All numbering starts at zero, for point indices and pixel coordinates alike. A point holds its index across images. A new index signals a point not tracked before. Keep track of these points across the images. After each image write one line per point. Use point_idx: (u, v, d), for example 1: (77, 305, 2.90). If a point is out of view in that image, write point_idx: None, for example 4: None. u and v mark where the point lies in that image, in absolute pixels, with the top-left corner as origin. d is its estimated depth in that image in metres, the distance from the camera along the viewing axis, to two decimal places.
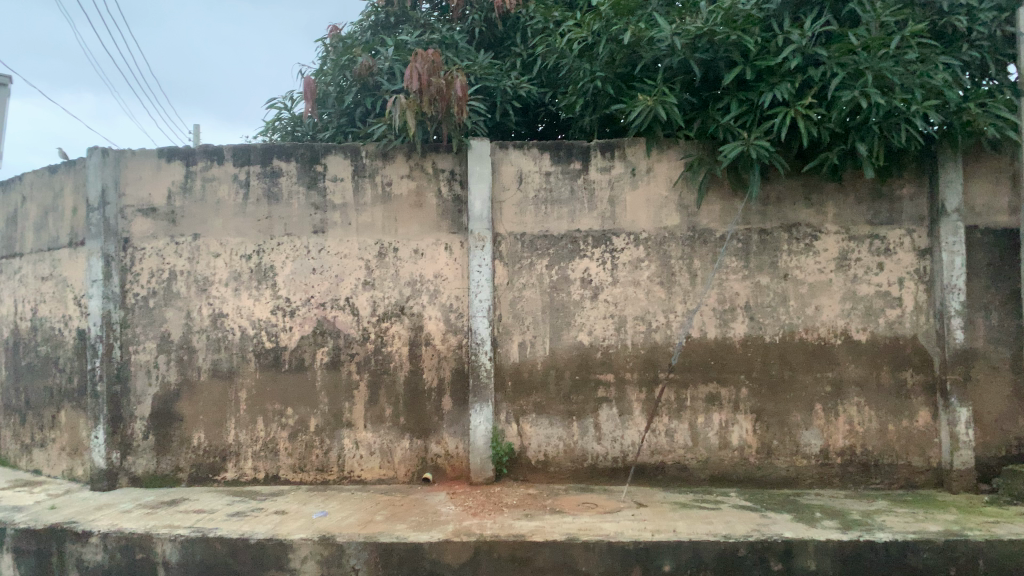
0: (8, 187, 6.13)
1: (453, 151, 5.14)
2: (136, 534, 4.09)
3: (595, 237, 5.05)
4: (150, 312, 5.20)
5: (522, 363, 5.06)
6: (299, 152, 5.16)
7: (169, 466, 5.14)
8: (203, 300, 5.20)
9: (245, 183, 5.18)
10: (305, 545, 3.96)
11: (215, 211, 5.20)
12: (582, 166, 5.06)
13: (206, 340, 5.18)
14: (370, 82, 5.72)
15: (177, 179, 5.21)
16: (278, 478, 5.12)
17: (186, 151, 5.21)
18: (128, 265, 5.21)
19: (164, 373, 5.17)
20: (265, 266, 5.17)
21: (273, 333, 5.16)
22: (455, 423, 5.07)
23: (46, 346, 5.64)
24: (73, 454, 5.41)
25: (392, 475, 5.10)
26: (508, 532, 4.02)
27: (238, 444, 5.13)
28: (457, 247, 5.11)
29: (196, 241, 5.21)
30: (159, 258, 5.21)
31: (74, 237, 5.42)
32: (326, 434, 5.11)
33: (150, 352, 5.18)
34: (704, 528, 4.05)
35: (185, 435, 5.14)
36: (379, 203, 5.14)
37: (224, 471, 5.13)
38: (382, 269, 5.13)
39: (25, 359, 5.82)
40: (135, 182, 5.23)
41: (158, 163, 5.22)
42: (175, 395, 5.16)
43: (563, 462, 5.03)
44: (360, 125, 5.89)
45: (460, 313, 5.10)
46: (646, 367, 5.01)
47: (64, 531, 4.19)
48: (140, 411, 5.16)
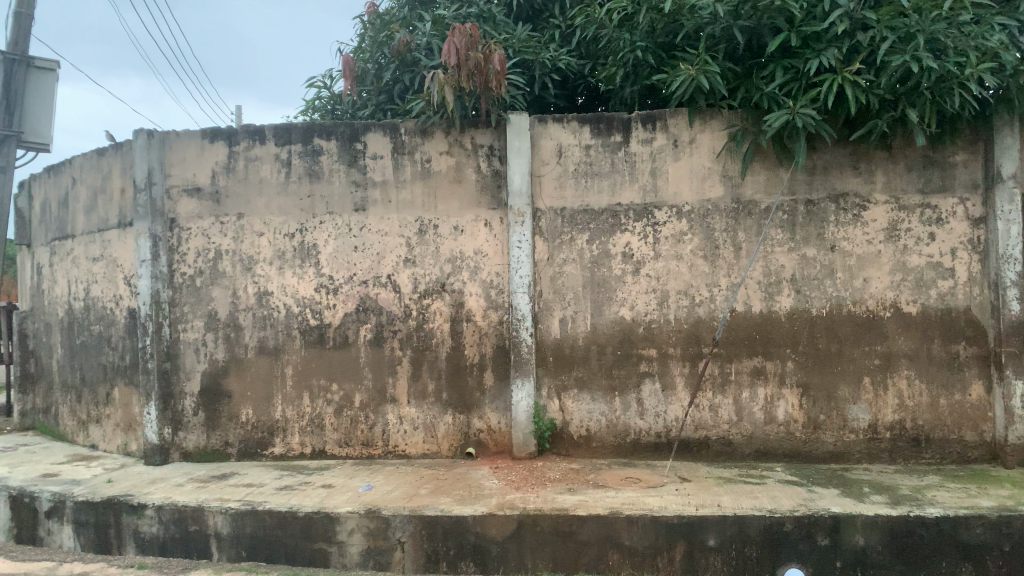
0: (59, 170, 6.28)
1: (491, 126, 5.11)
2: (188, 507, 4.20)
3: (637, 210, 4.99)
4: (197, 291, 5.30)
5: (564, 338, 5.05)
6: (339, 130, 5.18)
7: (219, 441, 5.26)
8: (249, 279, 5.28)
9: (287, 162, 5.22)
10: (352, 518, 4.03)
11: (258, 190, 5.26)
12: (623, 139, 4.99)
13: (253, 318, 5.27)
14: (409, 58, 5.71)
15: (221, 159, 5.28)
16: (324, 453, 5.21)
17: (229, 131, 5.26)
18: (175, 245, 5.31)
19: (213, 350, 5.27)
20: (308, 244, 5.23)
21: (317, 310, 5.22)
22: (498, 399, 5.10)
23: (99, 325, 5.79)
24: (128, 430, 5.57)
25: (436, 450, 5.15)
26: (551, 506, 4.04)
27: (285, 420, 5.23)
28: (497, 223, 5.10)
29: (240, 220, 5.28)
30: (205, 238, 5.30)
31: (122, 218, 5.54)
32: (371, 409, 5.18)
33: (199, 330, 5.29)
34: (749, 503, 4.02)
35: (234, 410, 5.25)
36: (419, 179, 5.15)
37: (272, 446, 5.24)
38: (423, 246, 5.15)
39: (80, 337, 5.99)
40: (180, 163, 5.31)
41: (202, 144, 5.29)
42: (223, 372, 5.27)
43: (605, 437, 5.03)
44: (399, 102, 5.90)
45: (501, 289, 5.10)
46: (689, 342, 4.97)
47: (120, 503, 4.33)
48: (190, 388, 5.28)
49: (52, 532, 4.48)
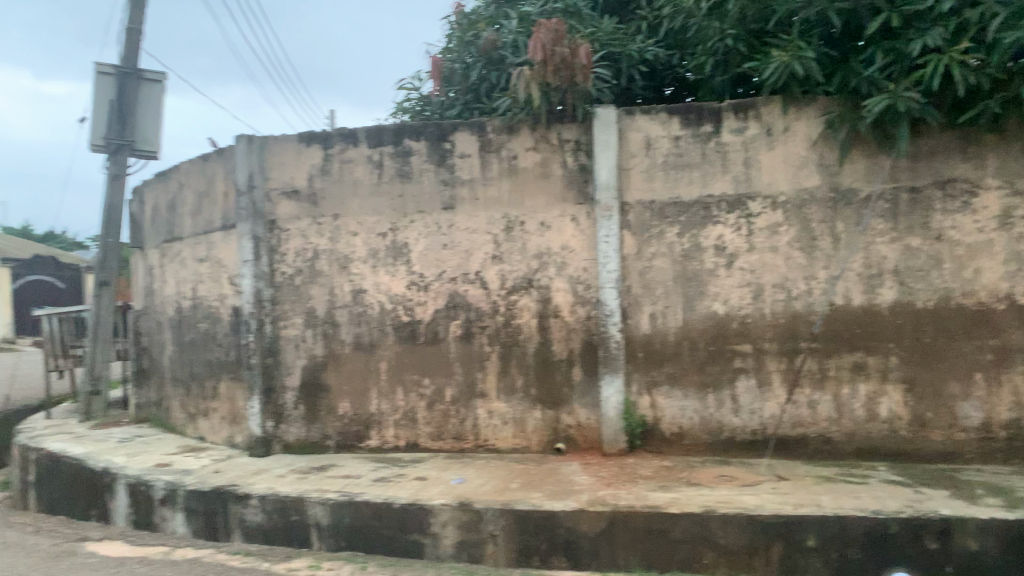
0: (168, 176, 6.62)
1: (578, 120, 5.09)
2: (290, 497, 4.37)
3: (729, 202, 4.88)
4: (296, 289, 5.50)
5: (654, 334, 4.99)
6: (427, 130, 5.27)
7: (318, 433, 5.44)
8: (344, 277, 5.43)
9: (379, 163, 5.35)
10: (445, 511, 4.10)
11: (352, 191, 5.41)
12: (713, 129, 4.89)
13: (348, 315, 5.42)
14: (495, 56, 5.77)
15: (317, 162, 5.45)
16: (418, 446, 5.32)
17: (324, 135, 5.43)
18: (275, 245, 5.52)
19: (311, 346, 5.46)
20: (399, 243, 5.34)
21: (408, 307, 5.33)
22: (587, 394, 5.08)
23: (206, 323, 6.08)
24: (233, 422, 5.83)
25: (526, 446, 5.18)
26: (643, 503, 4.01)
27: (380, 414, 5.37)
28: (585, 218, 5.07)
29: (336, 221, 5.44)
30: (303, 238, 5.48)
31: (226, 220, 5.79)
32: (461, 404, 5.25)
33: (298, 327, 5.48)
34: (851, 503, 3.88)
35: (331, 404, 5.43)
36: (507, 176, 5.18)
37: (367, 439, 5.38)
38: (510, 243, 5.18)
39: (189, 334, 6.30)
40: (279, 167, 5.51)
41: (299, 148, 5.48)
42: (321, 367, 5.45)
43: (698, 433, 4.95)
44: (486, 100, 5.95)
45: (589, 284, 5.07)
46: (785, 337, 4.83)
47: (227, 492, 4.54)
48: (290, 383, 5.48)
49: (166, 519, 4.73)
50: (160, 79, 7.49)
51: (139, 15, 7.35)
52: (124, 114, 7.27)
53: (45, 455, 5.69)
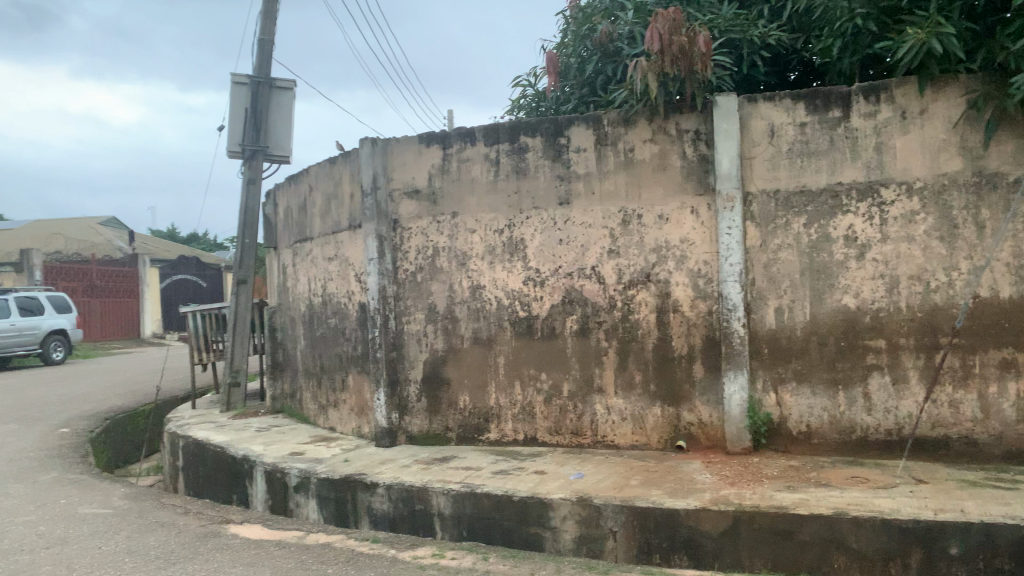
0: (299, 179, 6.95)
1: (697, 110, 4.97)
2: (414, 487, 4.50)
3: (860, 190, 4.65)
4: (418, 285, 5.66)
5: (779, 329, 4.82)
6: (543, 126, 5.30)
7: (440, 426, 5.59)
8: (463, 274, 5.54)
9: (496, 161, 5.42)
10: (565, 504, 4.12)
11: (471, 188, 5.51)
12: (842, 114, 4.66)
13: (468, 310, 5.53)
14: (611, 49, 5.72)
15: (437, 162, 5.58)
16: (537, 440, 5.37)
17: (443, 135, 5.55)
18: (398, 244, 5.70)
19: (432, 340, 5.61)
20: (517, 238, 5.40)
21: (526, 303, 5.38)
22: (709, 391, 4.97)
23: (334, 318, 6.36)
24: (360, 413, 6.07)
25: (646, 442, 5.12)
26: (769, 503, 3.88)
27: (499, 407, 5.44)
28: (704, 210, 4.96)
29: (455, 218, 5.55)
30: (424, 236, 5.63)
31: (352, 220, 6.03)
32: (579, 399, 5.25)
33: (420, 322, 5.64)
34: (999, 510, 3.62)
35: (452, 397, 5.55)
36: (623, 169, 5.13)
37: (487, 432, 5.48)
38: (628, 236, 5.13)
39: (319, 329, 6.61)
40: (400, 167, 5.68)
41: (419, 148, 5.63)
42: (442, 361, 5.58)
43: (827, 433, 4.74)
44: (602, 93, 5.91)
45: (710, 278, 4.96)
46: (924, 332, 4.55)
47: (356, 481, 4.73)
48: (413, 376, 5.65)
49: (300, 505, 4.98)
50: (289, 87, 7.90)
51: (270, 26, 7.75)
52: (258, 122, 7.72)
53: (192, 442, 6.12)
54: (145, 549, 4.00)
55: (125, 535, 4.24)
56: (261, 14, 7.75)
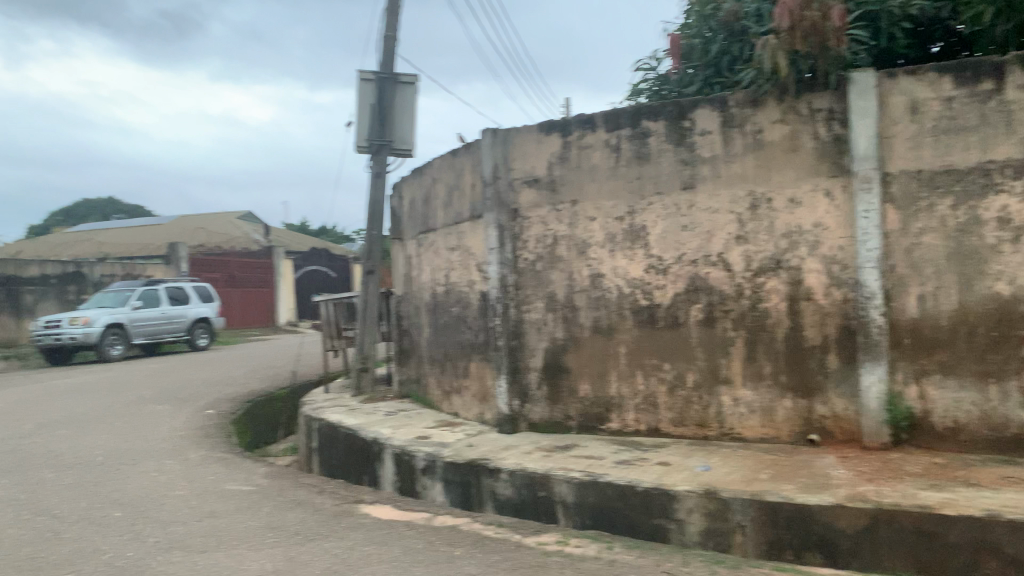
0: (422, 171, 7.12)
1: (831, 87, 4.73)
2: (537, 474, 4.54)
3: (1016, 167, 4.30)
4: (538, 274, 5.68)
5: (922, 318, 4.53)
6: (666, 110, 5.18)
7: (562, 414, 5.60)
8: (584, 262, 5.51)
9: (617, 147, 5.35)
10: (690, 496, 4.04)
11: (591, 176, 5.46)
12: (995, 85, 4.32)
13: (588, 299, 5.50)
14: (737, 27, 5.53)
15: (556, 150, 5.56)
16: (660, 431, 5.28)
17: (563, 123, 5.53)
18: (517, 233, 5.74)
19: (553, 329, 5.62)
20: (639, 226, 5.32)
21: (648, 291, 5.29)
22: (843, 382, 4.75)
23: (457, 307, 6.48)
24: (483, 400, 6.17)
25: (775, 436, 4.95)
26: (911, 501, 3.67)
27: (621, 397, 5.40)
28: (839, 193, 4.72)
29: (576, 207, 5.53)
30: (544, 225, 5.64)
31: (473, 210, 6.12)
32: (704, 390, 5.13)
33: (541, 311, 5.66)
34: None
35: (573, 386, 5.55)
36: (750, 152, 4.95)
37: (609, 421, 5.44)
38: (755, 222, 4.96)
39: (442, 317, 6.76)
40: (521, 156, 5.71)
41: (539, 137, 5.63)
42: (563, 349, 5.58)
43: (977, 429, 4.43)
44: (727, 74, 5.73)
45: (845, 264, 4.72)
46: None
47: (479, 466, 4.81)
48: (534, 364, 5.68)
49: (427, 488, 5.12)
50: (413, 81, 8.08)
51: (394, 22, 7.96)
52: (383, 116, 7.95)
53: (324, 425, 6.40)
54: (285, 524, 4.23)
55: (267, 511, 4.49)
56: (386, 11, 7.97)
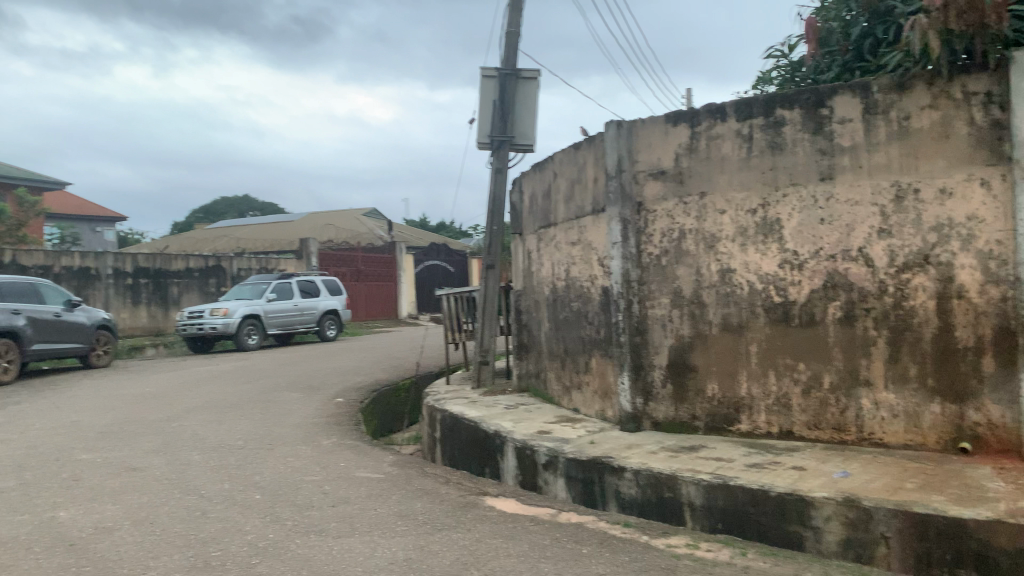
0: (544, 166, 7.10)
1: (989, 68, 4.37)
2: (663, 474, 4.43)
3: None
4: (663, 269, 5.55)
5: None
6: (802, 98, 4.94)
7: (687, 413, 5.45)
8: (712, 257, 5.35)
9: (749, 137, 5.14)
10: (829, 504, 3.83)
11: (721, 168, 5.28)
12: None
13: (717, 295, 5.33)
14: (881, 8, 5.21)
15: (684, 141, 5.41)
16: (792, 434, 5.06)
17: (691, 113, 5.38)
18: (642, 227, 5.62)
19: (679, 326, 5.47)
20: (772, 219, 5.10)
21: (781, 287, 5.07)
22: (1001, 388, 4.38)
23: (578, 302, 6.43)
24: (604, 397, 6.10)
25: (920, 443, 4.63)
26: None
27: (751, 398, 5.20)
28: (997, 182, 4.36)
29: (704, 199, 5.36)
30: (670, 218, 5.50)
31: (596, 204, 6.05)
32: (842, 392, 4.87)
33: (666, 307, 5.53)
34: None
35: (700, 385, 5.39)
36: (896, 140, 4.65)
37: (738, 422, 5.25)
38: (901, 214, 4.66)
39: (563, 313, 6.72)
40: (646, 149, 5.58)
41: (665, 128, 5.50)
42: (689, 347, 5.43)
43: None
44: (870, 58, 5.41)
45: (1003, 260, 4.36)
46: None
47: (603, 464, 4.75)
48: (659, 361, 5.56)
49: (549, 483, 5.10)
50: (534, 77, 8.09)
51: (517, 18, 7.98)
52: (505, 112, 8.00)
53: (447, 416, 6.51)
54: (414, 514, 4.31)
55: (396, 500, 4.60)
56: (508, 7, 8.00)
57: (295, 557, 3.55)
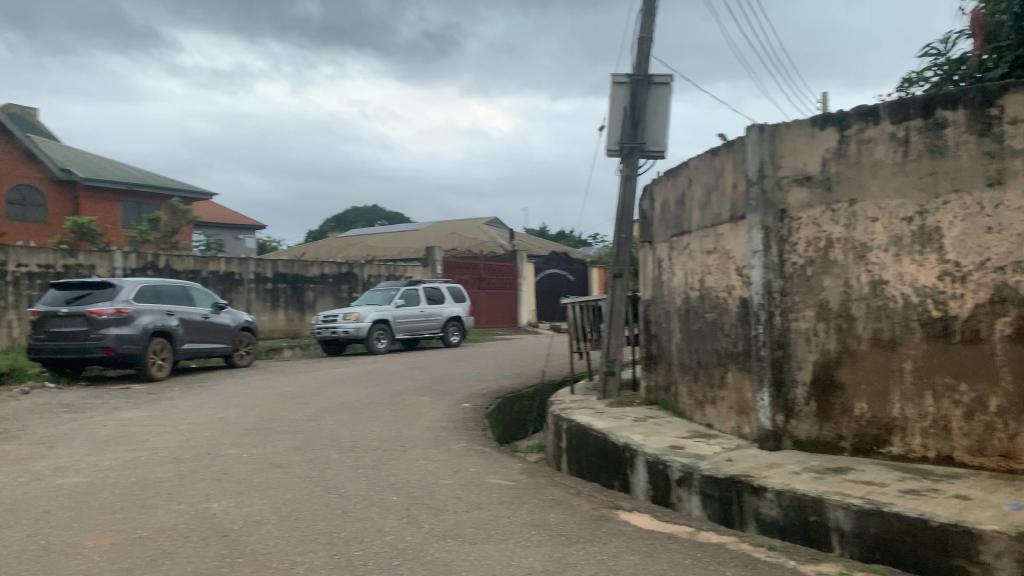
0: (678, 172, 6.93)
1: None
2: (809, 496, 4.19)
3: None
4: (808, 280, 5.27)
5: None
6: (968, 97, 4.59)
7: (832, 433, 5.15)
8: (863, 267, 5.04)
9: (905, 140, 4.82)
10: (1000, 539, 3.51)
11: (873, 173, 4.97)
12: None
13: (867, 308, 5.01)
14: None
15: (832, 145, 5.14)
16: (952, 460, 4.68)
17: (840, 116, 5.10)
18: (785, 235, 5.37)
19: (824, 340, 5.18)
20: (930, 227, 4.75)
21: (941, 301, 4.71)
22: None
23: (713, 313, 6.23)
24: (741, 412, 5.86)
25: None
26: None
27: (904, 419, 4.85)
28: None
29: (853, 207, 5.07)
30: (815, 226, 5.23)
31: (734, 212, 5.84)
32: (1011, 417, 4.46)
33: (810, 320, 5.25)
34: None
35: (847, 404, 5.09)
36: None
37: (889, 445, 4.91)
38: None
39: (696, 323, 6.53)
40: (790, 154, 5.34)
41: (812, 132, 5.24)
42: (835, 363, 5.14)
43: None
44: None
45: None
46: None
47: (742, 483, 4.55)
48: (801, 377, 5.29)
49: (682, 499, 4.93)
50: (667, 82, 7.92)
51: (650, 23, 7.86)
52: (636, 119, 7.88)
53: (576, 426, 6.44)
54: (548, 524, 4.27)
55: (529, 508, 4.58)
56: (641, 12, 7.89)
57: (434, 561, 3.58)
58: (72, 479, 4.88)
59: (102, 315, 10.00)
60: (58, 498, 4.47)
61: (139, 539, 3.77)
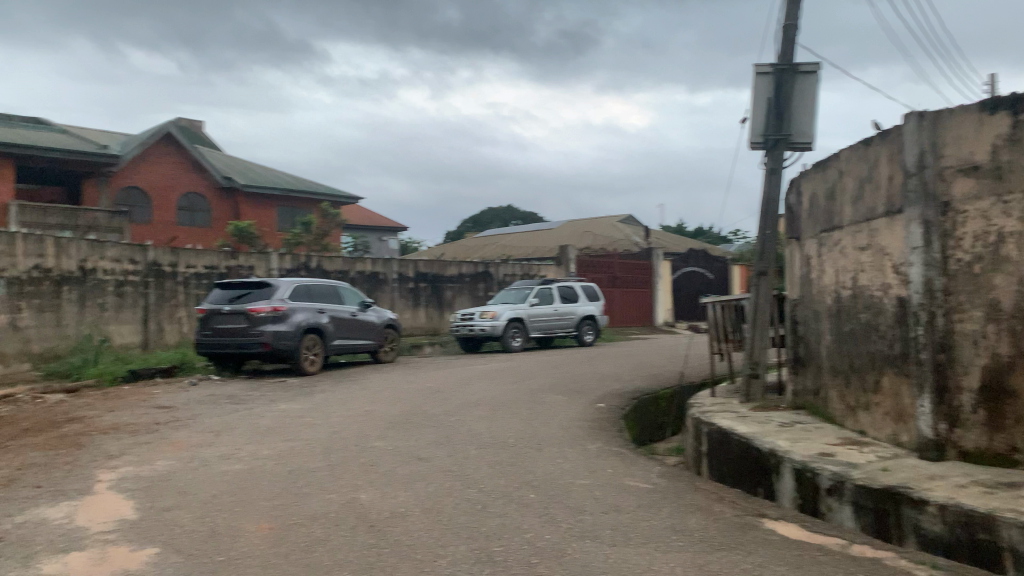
0: (828, 165, 6.60)
1: None
2: (976, 513, 3.87)
3: None
4: (975, 278, 4.87)
5: None
6: None
7: (1004, 445, 4.73)
8: None
9: None
10: None
11: None
12: None
13: None
14: None
15: (1003, 132, 4.74)
16: None
17: (1013, 99, 4.69)
18: (949, 230, 5.00)
19: (994, 344, 4.77)
20: None
21: None
22: None
23: (867, 313, 5.88)
24: (898, 420, 5.49)
25: None
26: None
27: None
28: None
29: None
30: (984, 220, 4.83)
31: (891, 206, 5.49)
32: None
33: (978, 321, 4.85)
34: None
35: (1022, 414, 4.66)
36: None
37: None
38: None
39: (848, 324, 6.19)
40: (955, 142, 4.96)
41: (979, 118, 4.85)
42: (1008, 369, 4.71)
43: None
44: None
45: None
46: None
47: (901, 495, 4.26)
48: (967, 383, 4.89)
49: (833, 510, 4.69)
50: (814, 70, 7.53)
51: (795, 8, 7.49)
52: (781, 110, 7.58)
53: (717, 430, 6.25)
54: (689, 530, 4.17)
55: (668, 512, 4.49)
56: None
57: (573, 561, 3.58)
58: (235, 466, 5.25)
59: (261, 312, 10.69)
60: (224, 483, 4.82)
61: (294, 525, 4.00)
